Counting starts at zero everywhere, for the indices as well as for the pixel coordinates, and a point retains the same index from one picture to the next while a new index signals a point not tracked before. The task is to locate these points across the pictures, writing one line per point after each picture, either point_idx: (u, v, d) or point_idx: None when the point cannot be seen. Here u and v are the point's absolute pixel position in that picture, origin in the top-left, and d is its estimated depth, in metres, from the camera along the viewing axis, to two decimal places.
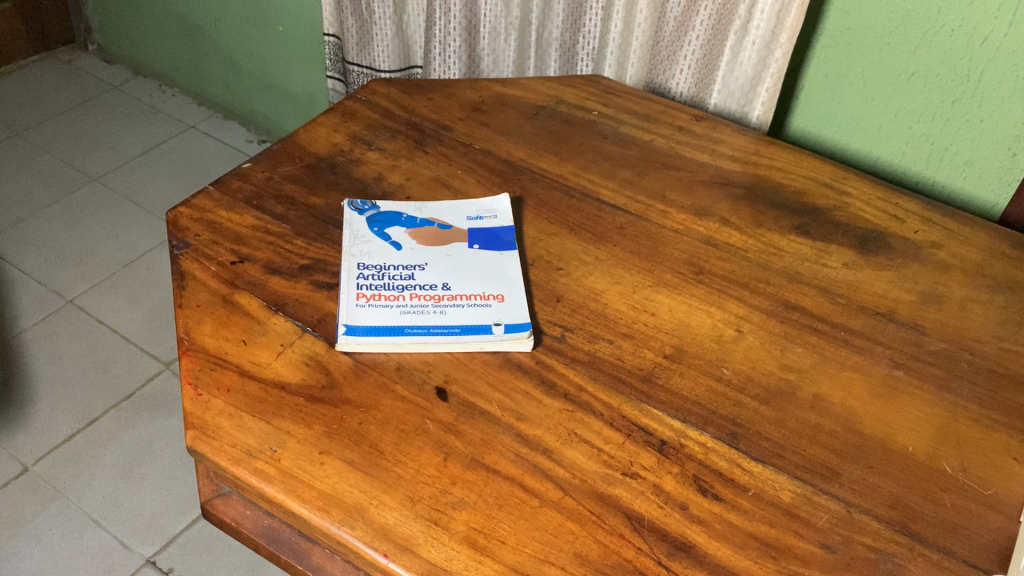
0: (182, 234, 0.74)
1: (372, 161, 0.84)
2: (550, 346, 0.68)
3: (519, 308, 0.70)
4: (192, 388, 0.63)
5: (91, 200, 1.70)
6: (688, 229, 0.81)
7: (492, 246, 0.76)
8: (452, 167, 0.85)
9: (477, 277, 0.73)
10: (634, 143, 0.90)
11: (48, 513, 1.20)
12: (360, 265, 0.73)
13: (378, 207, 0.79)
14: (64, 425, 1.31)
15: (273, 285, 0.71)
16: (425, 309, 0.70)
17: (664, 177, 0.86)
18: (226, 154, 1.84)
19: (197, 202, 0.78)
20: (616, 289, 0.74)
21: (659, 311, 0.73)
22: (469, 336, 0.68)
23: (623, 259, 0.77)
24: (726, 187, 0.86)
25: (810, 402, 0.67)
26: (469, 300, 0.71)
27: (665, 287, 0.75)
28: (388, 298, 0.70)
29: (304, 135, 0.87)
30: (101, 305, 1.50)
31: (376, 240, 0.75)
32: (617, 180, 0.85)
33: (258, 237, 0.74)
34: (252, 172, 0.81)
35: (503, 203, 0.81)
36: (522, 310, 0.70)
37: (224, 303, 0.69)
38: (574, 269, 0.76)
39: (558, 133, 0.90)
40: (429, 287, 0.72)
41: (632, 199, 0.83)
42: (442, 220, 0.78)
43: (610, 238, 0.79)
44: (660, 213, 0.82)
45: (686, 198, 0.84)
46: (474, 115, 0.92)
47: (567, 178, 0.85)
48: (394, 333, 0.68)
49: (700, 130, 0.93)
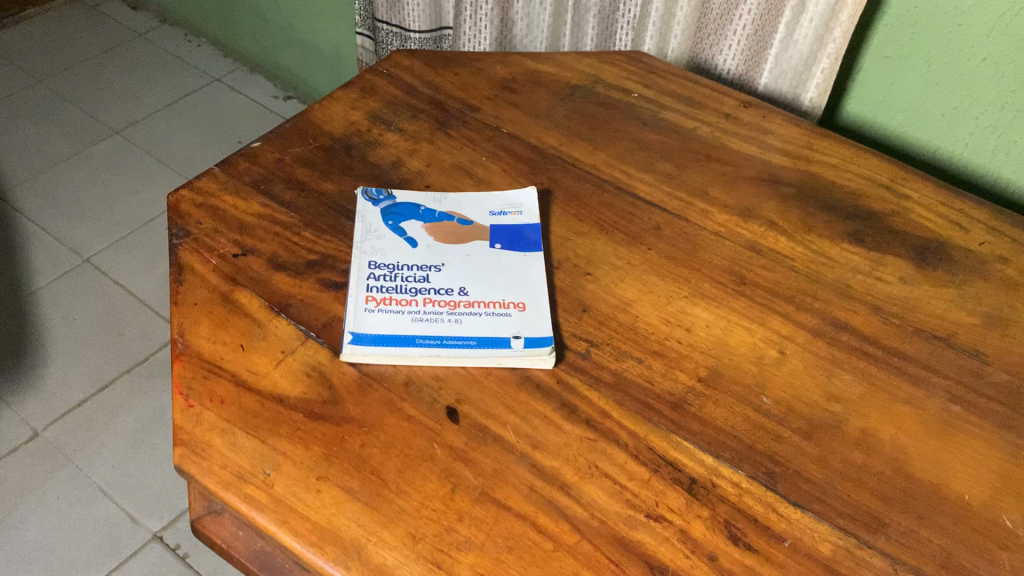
0: (182, 220, 0.69)
1: (391, 143, 0.78)
2: (573, 364, 0.63)
3: (542, 321, 0.65)
4: (183, 398, 0.58)
5: (111, 154, 1.65)
6: (730, 233, 0.74)
7: (515, 246, 0.70)
8: (476, 153, 0.78)
9: (498, 282, 0.67)
10: (675, 130, 0.83)
11: (57, 481, 1.18)
12: (371, 264, 0.67)
13: (394, 197, 0.73)
14: (77, 389, 1.29)
15: (277, 282, 0.65)
16: (439, 317, 0.64)
17: (707, 171, 0.79)
18: (251, 110, 1.78)
19: (201, 183, 0.72)
20: (648, 300, 0.68)
21: (695, 326, 0.67)
22: (485, 350, 0.62)
23: (658, 264, 0.71)
24: (774, 185, 0.79)
25: (857, 439, 0.61)
26: (488, 308, 0.65)
27: (702, 299, 0.69)
28: (400, 302, 0.65)
29: (320, 112, 0.80)
30: (118, 264, 1.46)
31: (389, 235, 0.70)
32: (656, 173, 0.79)
33: (264, 227, 0.69)
34: (262, 152, 0.76)
35: (530, 197, 0.74)
36: (544, 322, 0.65)
37: (223, 301, 0.64)
38: (603, 274, 0.70)
39: (593, 116, 0.83)
40: (445, 292, 0.66)
41: (670, 195, 0.77)
42: (463, 214, 0.72)
43: (645, 241, 0.73)
44: (702, 213, 0.75)
45: (731, 196, 0.77)
46: (504, 94, 0.85)
47: (601, 169, 0.78)
48: (404, 343, 0.62)
49: (748, 118, 0.86)
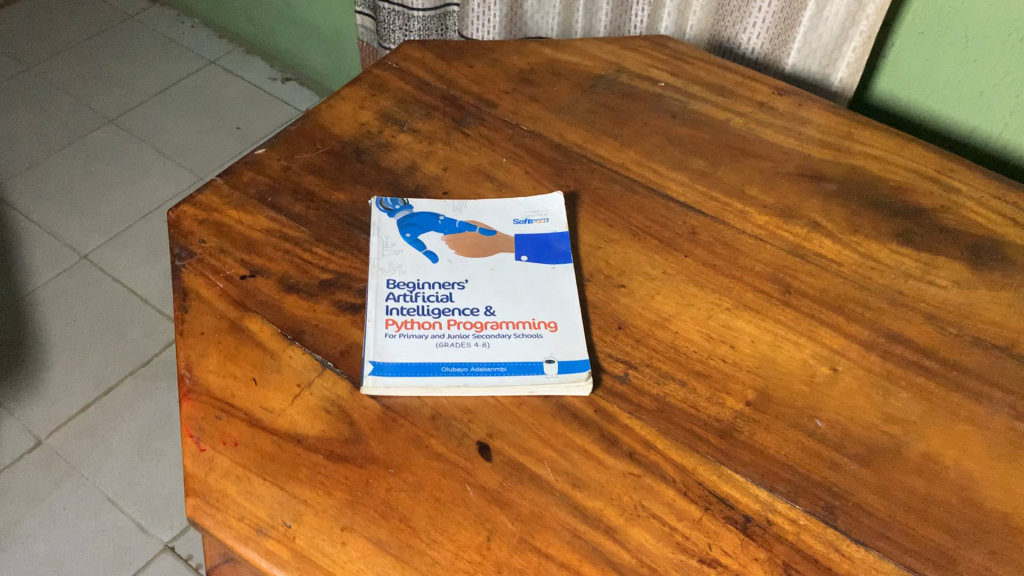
0: (184, 239, 0.64)
1: (404, 146, 0.73)
2: (612, 390, 0.58)
3: (576, 342, 0.60)
4: (193, 442, 0.54)
5: (107, 144, 1.59)
6: (771, 236, 0.69)
7: (542, 258, 0.65)
8: (496, 154, 0.73)
9: (527, 299, 0.63)
10: (706, 123, 0.78)
11: (63, 491, 1.14)
12: (389, 283, 0.62)
13: (410, 206, 0.68)
14: (79, 394, 1.25)
15: (289, 306, 0.61)
16: (465, 341, 0.60)
17: (742, 167, 0.74)
18: (249, 93, 1.72)
19: (203, 196, 0.67)
20: (688, 314, 0.63)
21: (740, 342, 0.62)
22: (517, 376, 0.58)
23: (696, 273, 0.66)
24: (815, 182, 0.74)
25: (918, 465, 0.57)
26: (517, 329, 0.60)
27: (745, 310, 0.64)
28: (423, 326, 0.60)
29: (327, 112, 0.75)
30: (117, 260, 1.41)
31: (407, 249, 0.65)
32: (688, 171, 0.73)
33: (273, 245, 0.64)
34: (267, 159, 0.70)
35: (556, 203, 0.69)
36: (579, 343, 0.60)
37: (232, 329, 0.59)
38: (638, 286, 0.65)
39: (618, 110, 0.78)
40: (470, 312, 0.61)
41: (705, 195, 0.72)
42: (485, 224, 0.67)
43: (680, 247, 0.68)
44: (739, 214, 0.71)
45: (769, 194, 0.72)
46: (522, 87, 0.80)
47: (629, 168, 0.73)
48: (430, 372, 0.58)
49: (782, 106, 0.80)
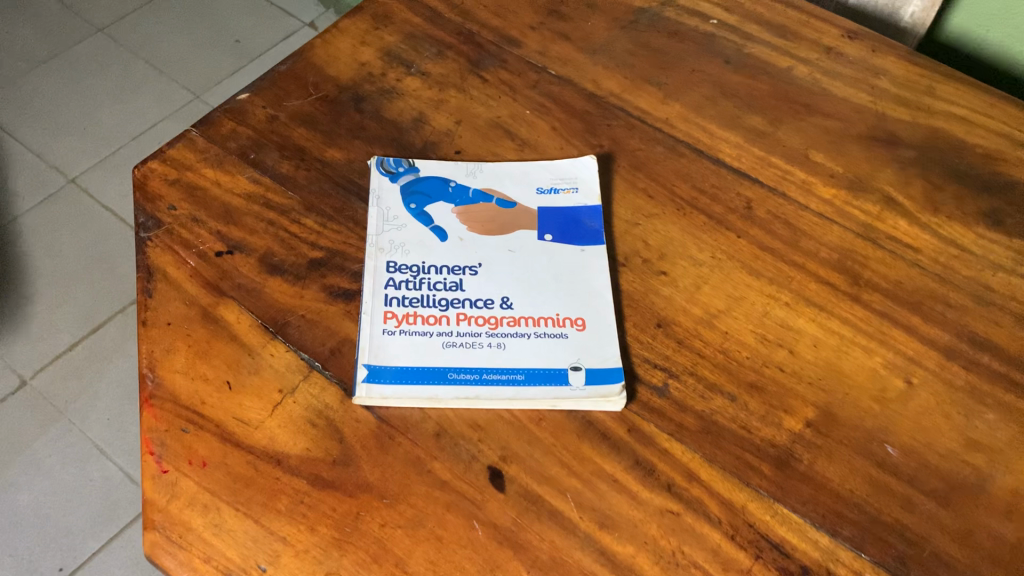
0: (151, 205, 0.55)
1: (412, 93, 0.63)
2: (648, 404, 0.50)
3: (607, 345, 0.51)
4: (154, 460, 0.45)
5: (97, 57, 1.48)
6: (837, 214, 0.59)
7: (570, 237, 0.56)
8: (518, 104, 0.63)
9: (550, 289, 0.53)
10: (764, 71, 0.67)
11: (48, 438, 1.08)
12: (389, 266, 0.53)
13: (416, 170, 0.58)
14: (66, 332, 1.17)
15: (271, 292, 0.52)
16: (477, 340, 0.51)
17: (805, 128, 0.63)
18: (250, 4, 1.59)
19: (174, 151, 0.57)
20: (739, 311, 0.54)
21: (798, 346, 0.53)
22: (537, 387, 0.49)
23: (749, 258, 0.57)
24: (890, 147, 0.63)
25: (1007, 505, 0.48)
26: (538, 328, 0.51)
27: (805, 306, 0.55)
28: (427, 321, 0.51)
29: (323, 49, 0.64)
30: (106, 186, 1.32)
31: (411, 224, 0.56)
32: (742, 130, 0.63)
33: (255, 213, 0.55)
34: (250, 106, 0.60)
35: (588, 169, 0.59)
36: (610, 346, 0.51)
37: (203, 319, 0.50)
38: (681, 273, 0.55)
39: (662, 52, 0.67)
40: (483, 304, 0.52)
41: (761, 161, 0.61)
42: (504, 193, 0.58)
43: (731, 226, 0.58)
44: (801, 187, 0.60)
45: (836, 162, 0.62)
46: (551, 21, 0.69)
47: (673, 125, 0.63)
48: (434, 379, 0.49)
49: (853, 53, 0.69)
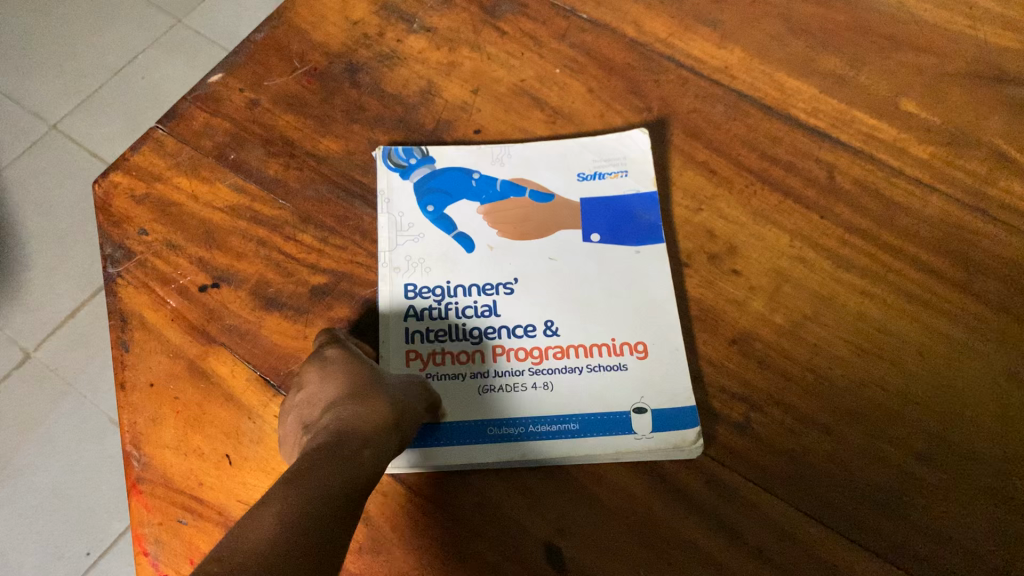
0: (119, 231, 0.46)
1: (417, 57, 0.52)
2: (727, 447, 0.42)
3: (675, 378, 0.43)
4: (150, 563, 0.38)
5: None
6: (937, 177, 0.49)
7: (621, 236, 0.47)
8: (545, 63, 0.53)
9: (602, 307, 0.45)
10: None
11: (60, 412, 1.01)
12: (409, 291, 0.45)
13: (432, 161, 0.49)
14: (65, 297, 1.08)
15: (269, 333, 0.43)
16: (519, 381, 0.43)
17: (891, 69, 0.53)
18: None
19: (140, 158, 0.48)
20: (827, 315, 0.45)
21: (899, 356, 0.44)
22: (594, 437, 0.42)
23: (834, 245, 0.47)
24: (995, 85, 0.52)
25: None
26: (591, 361, 0.44)
27: (905, 303, 0.46)
28: (458, 359, 0.44)
29: (306, 6, 0.54)
30: (92, 130, 1.21)
31: (430, 232, 0.47)
32: (815, 76, 0.52)
33: (242, 232, 0.46)
34: (226, 91, 0.50)
35: (637, 145, 0.50)
36: (680, 379, 0.43)
37: (191, 375, 0.42)
38: (754, 270, 0.46)
39: None
40: (523, 332, 0.44)
41: (840, 116, 0.51)
42: (539, 183, 0.49)
43: (812, 204, 0.48)
44: (890, 146, 0.50)
45: (932, 111, 0.51)
46: None
47: (732, 77, 0.52)
48: (472, 436, 0.42)
49: None
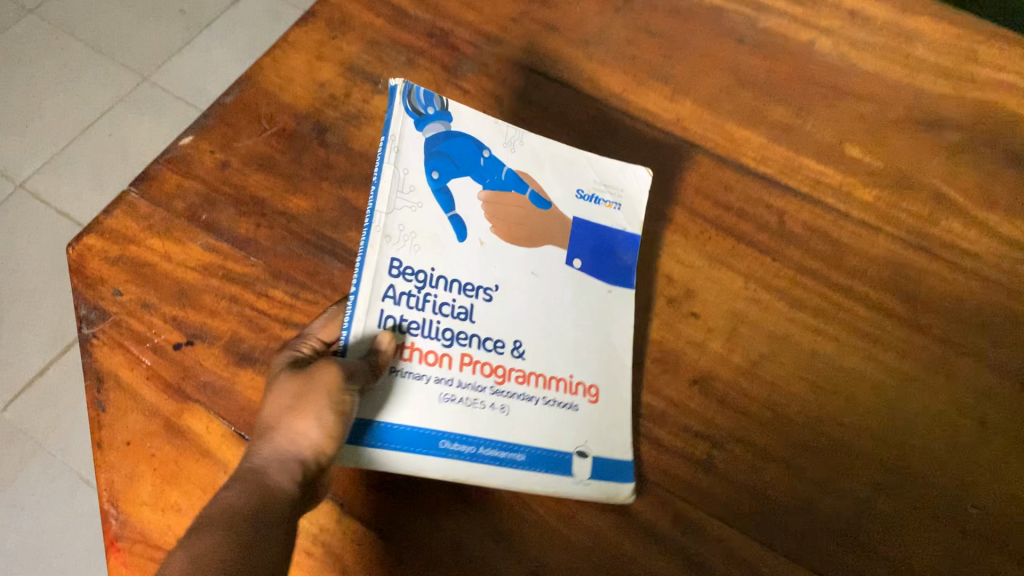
0: (93, 292, 0.47)
1: (382, 115, 0.54)
2: (691, 484, 0.43)
3: (617, 429, 0.44)
4: None
5: (32, 41, 1.36)
6: (882, 219, 0.52)
7: (600, 270, 0.48)
8: (506, 118, 0.55)
9: (569, 338, 0.45)
10: (783, 52, 0.59)
11: (28, 473, 0.99)
12: (394, 266, 0.41)
13: (448, 119, 0.46)
14: (33, 354, 1.07)
15: (242, 389, 0.44)
16: (481, 398, 0.41)
17: (834, 116, 0.56)
18: None
19: (114, 221, 0.49)
20: (784, 353, 0.47)
21: (854, 390, 0.46)
22: (539, 473, 0.41)
23: (787, 286, 0.49)
24: (932, 131, 0.55)
25: None
26: (548, 391, 0.43)
27: (855, 339, 0.48)
28: (426, 358, 0.40)
29: (274, 70, 0.56)
30: (57, 189, 1.22)
31: (429, 204, 0.43)
32: (764, 125, 0.55)
33: (214, 291, 0.47)
34: (196, 152, 0.52)
35: (637, 181, 0.51)
36: (623, 431, 0.44)
37: (167, 432, 0.43)
38: (712, 312, 0.48)
39: (665, 40, 0.59)
40: (493, 346, 0.43)
41: (790, 162, 0.54)
42: (541, 186, 0.48)
43: (765, 248, 0.51)
44: (837, 190, 0.53)
45: (876, 156, 0.54)
46: (533, 10, 0.60)
47: (685, 128, 0.55)
48: (421, 447, 0.39)
49: (880, 16, 0.60)
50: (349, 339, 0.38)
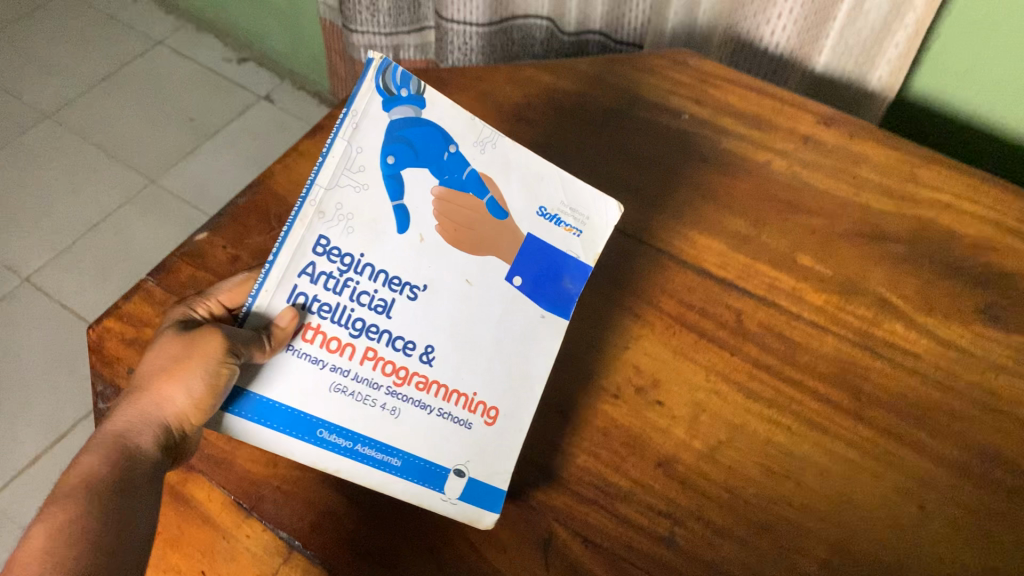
0: (110, 371, 0.51)
1: None
2: (655, 559, 0.47)
3: (501, 456, 0.47)
4: None
5: (48, 145, 1.43)
6: (831, 321, 0.57)
7: (538, 294, 0.49)
8: None
9: (486, 350, 0.47)
10: (743, 170, 0.65)
11: None
12: (319, 245, 0.42)
13: (421, 104, 0.45)
14: (29, 443, 1.11)
15: (242, 461, 0.48)
16: (374, 396, 0.45)
17: (788, 228, 0.62)
18: (200, 79, 1.55)
19: (131, 306, 0.54)
20: (741, 440, 0.52)
21: (806, 474, 0.50)
22: (406, 481, 0.45)
23: (745, 378, 0.54)
24: (877, 243, 0.61)
25: None
26: (446, 402, 0.46)
27: (807, 428, 0.52)
28: (328, 344, 0.43)
29: (283, 175, 0.61)
30: (61, 283, 1.26)
31: (375, 188, 0.43)
32: (726, 236, 0.61)
33: None
34: (210, 246, 0.57)
35: (604, 214, 0.51)
36: (505, 459, 0.47)
37: (173, 500, 0.47)
38: (676, 401, 0.53)
39: (637, 158, 0.65)
40: (402, 347, 0.45)
41: (748, 268, 0.59)
42: (501, 195, 0.48)
43: (724, 344, 0.56)
44: (791, 294, 0.58)
45: (826, 264, 0.60)
46: (520, 128, 0.66)
47: (654, 236, 0.61)
48: (300, 431, 0.43)
49: (831, 140, 0.67)
50: (252, 307, 0.42)
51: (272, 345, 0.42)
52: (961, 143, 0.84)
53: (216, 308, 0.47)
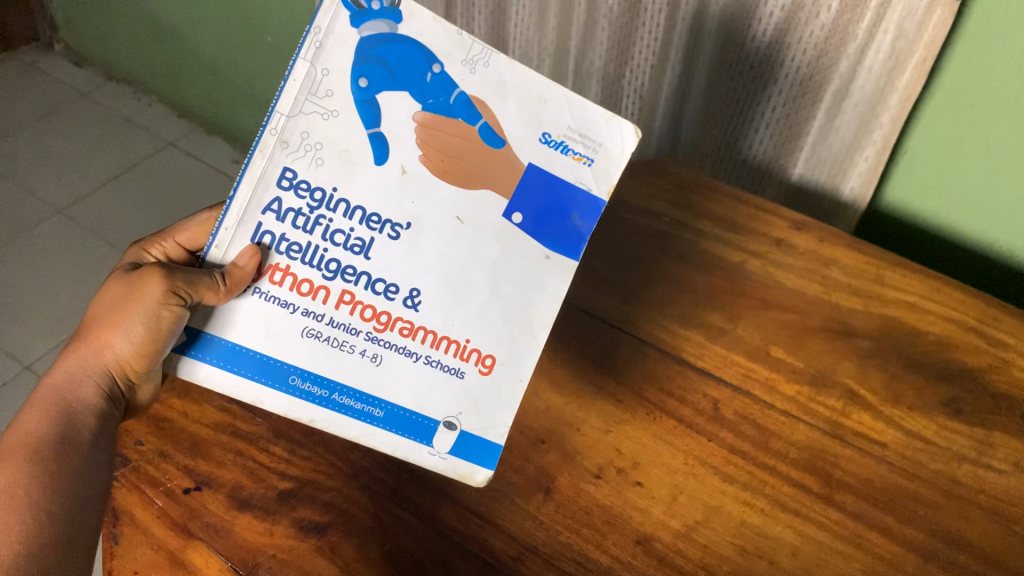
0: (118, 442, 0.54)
1: None
2: None
3: (502, 410, 0.52)
4: None
5: (57, 238, 1.48)
6: (802, 410, 0.60)
7: (540, 230, 0.50)
8: None
9: (474, 297, 0.50)
10: (721, 269, 0.70)
11: None
12: (283, 182, 0.46)
13: (396, 18, 0.45)
14: None
15: (240, 530, 0.50)
16: (353, 342, 0.50)
17: (762, 323, 0.66)
18: (209, 179, 1.61)
19: None
20: (717, 521, 0.54)
21: (777, 555, 0.53)
22: (389, 430, 0.51)
23: (721, 463, 0.57)
24: (846, 338, 0.65)
25: None
26: (430, 353, 0.51)
27: (779, 511, 0.55)
28: (299, 287, 0.49)
29: None
30: None
31: (345, 114, 0.46)
32: (704, 329, 0.65)
33: (223, 444, 0.54)
34: None
35: (616, 138, 0.49)
36: (504, 415, 0.52)
37: (171, 566, 0.49)
38: (656, 483, 0.56)
39: (622, 257, 0.70)
40: (381, 289, 0.49)
41: (724, 359, 0.63)
42: (498, 121, 0.48)
43: (701, 430, 0.59)
44: (765, 385, 0.62)
45: (798, 357, 0.64)
46: None
47: (637, 328, 0.65)
48: (273, 380, 0.49)
49: (803, 244, 0.72)
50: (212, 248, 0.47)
51: (227, 285, 0.46)
52: (931, 256, 0.89)
53: (172, 250, 0.56)
